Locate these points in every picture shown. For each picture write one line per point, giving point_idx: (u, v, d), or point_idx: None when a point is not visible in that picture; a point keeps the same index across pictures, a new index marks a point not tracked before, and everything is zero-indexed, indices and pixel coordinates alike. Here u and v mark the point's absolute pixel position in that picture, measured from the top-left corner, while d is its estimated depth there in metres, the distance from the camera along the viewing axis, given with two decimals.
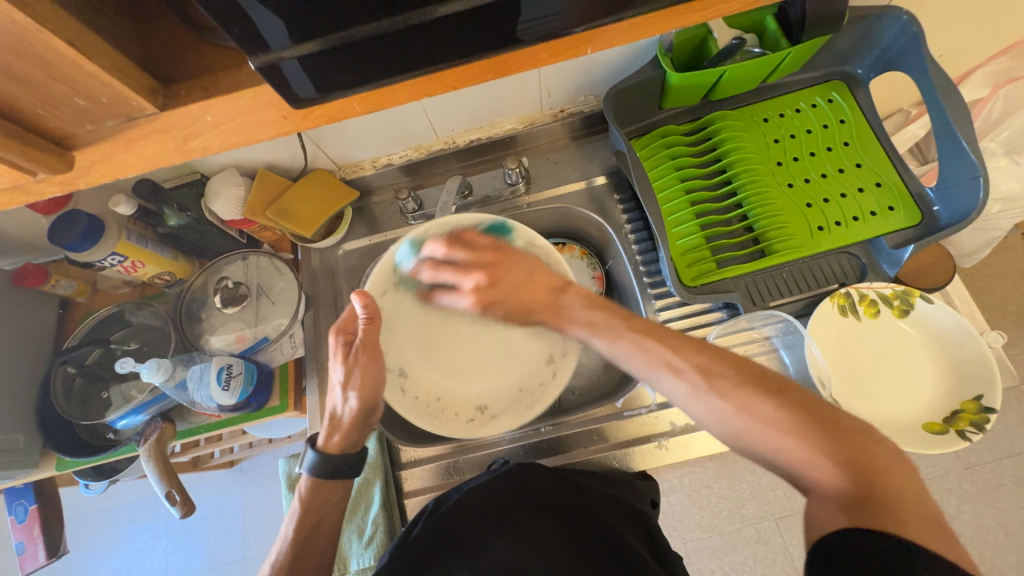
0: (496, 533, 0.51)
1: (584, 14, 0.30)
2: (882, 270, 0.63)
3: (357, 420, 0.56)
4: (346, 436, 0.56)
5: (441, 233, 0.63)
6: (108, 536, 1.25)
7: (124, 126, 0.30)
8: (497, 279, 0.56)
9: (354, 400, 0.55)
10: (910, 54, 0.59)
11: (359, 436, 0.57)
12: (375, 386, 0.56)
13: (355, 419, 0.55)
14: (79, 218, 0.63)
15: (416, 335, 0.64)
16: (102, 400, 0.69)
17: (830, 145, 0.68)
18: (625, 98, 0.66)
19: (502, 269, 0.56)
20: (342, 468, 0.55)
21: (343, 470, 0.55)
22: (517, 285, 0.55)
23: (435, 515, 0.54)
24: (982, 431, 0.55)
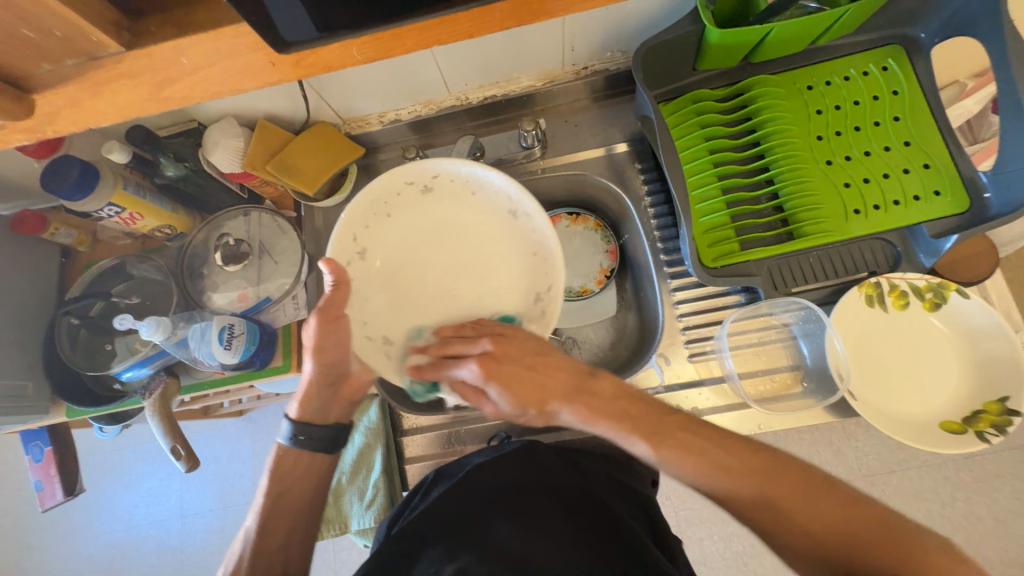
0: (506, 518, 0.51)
1: None
2: (917, 260, 0.59)
3: (317, 385, 0.57)
4: (307, 404, 0.57)
5: (393, 192, 0.61)
6: (126, 473, 1.31)
7: (86, 65, 0.28)
8: (506, 357, 0.54)
9: (311, 365, 0.56)
10: (985, 16, 0.52)
11: (326, 408, 0.58)
12: (334, 354, 0.56)
13: (312, 386, 0.56)
14: (72, 164, 0.60)
15: (393, 299, 0.62)
16: (106, 352, 0.69)
17: (877, 119, 0.61)
18: (656, 56, 0.60)
19: (506, 346, 0.54)
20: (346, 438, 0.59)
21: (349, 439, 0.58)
22: (522, 371, 0.53)
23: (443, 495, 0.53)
24: (1003, 434, 0.53)
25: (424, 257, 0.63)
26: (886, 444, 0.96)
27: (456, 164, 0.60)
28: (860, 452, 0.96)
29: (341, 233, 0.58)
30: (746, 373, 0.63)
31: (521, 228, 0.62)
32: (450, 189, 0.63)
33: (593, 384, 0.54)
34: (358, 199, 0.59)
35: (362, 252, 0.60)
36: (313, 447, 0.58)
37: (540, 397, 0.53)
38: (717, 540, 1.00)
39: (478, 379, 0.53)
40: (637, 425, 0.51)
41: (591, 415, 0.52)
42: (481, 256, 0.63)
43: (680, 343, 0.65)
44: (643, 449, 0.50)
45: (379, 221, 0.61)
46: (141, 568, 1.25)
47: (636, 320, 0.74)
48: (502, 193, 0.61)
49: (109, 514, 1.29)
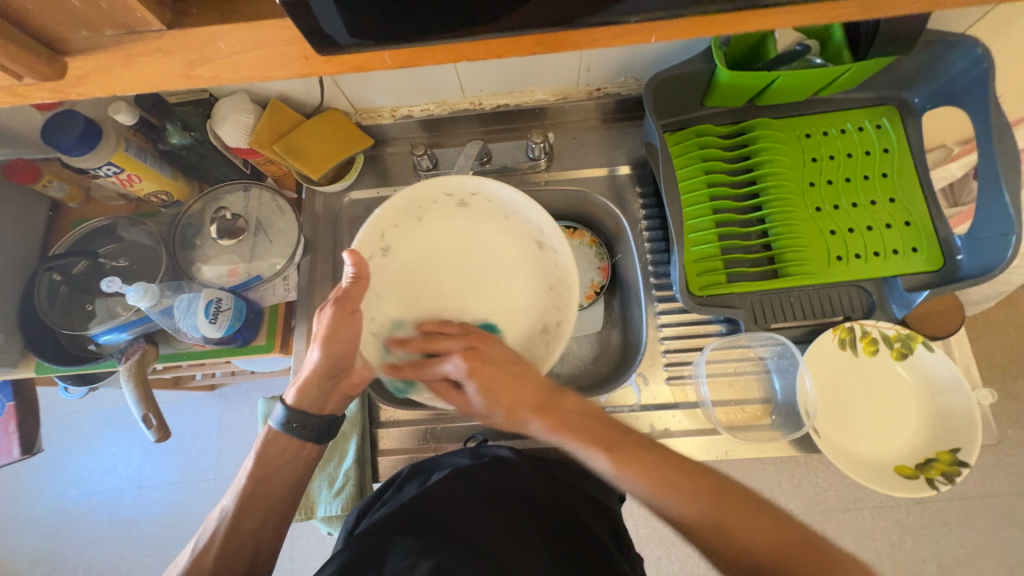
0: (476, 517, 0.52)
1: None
2: (890, 310, 0.62)
3: (318, 375, 0.56)
4: (306, 391, 0.57)
5: (430, 198, 0.62)
6: (85, 437, 1.28)
7: (124, 38, 0.29)
8: (485, 357, 0.55)
9: (317, 354, 0.55)
10: (974, 91, 0.56)
11: (323, 399, 0.59)
12: (342, 347, 0.55)
13: (315, 375, 0.56)
14: (76, 120, 0.59)
15: (405, 298, 0.63)
16: (85, 312, 0.68)
17: (868, 174, 0.65)
18: (668, 87, 0.62)
19: (488, 347, 0.56)
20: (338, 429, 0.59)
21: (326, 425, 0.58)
22: (499, 373, 0.55)
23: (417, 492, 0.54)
24: (951, 482, 0.56)
25: (445, 263, 0.65)
26: (844, 483, 1.00)
27: (499, 190, 0.60)
28: (819, 488, 1.00)
29: (371, 230, 0.58)
30: (719, 401, 0.66)
31: (543, 260, 0.63)
32: (486, 208, 0.63)
33: (561, 398, 0.55)
34: (395, 199, 0.59)
35: (385, 249, 0.61)
36: (307, 435, 0.57)
37: (511, 403, 0.54)
38: (674, 560, 1.02)
39: (460, 373, 0.54)
40: (597, 439, 0.52)
41: (556, 426, 0.53)
42: (501, 278, 0.65)
43: (660, 364, 0.67)
44: (602, 463, 0.51)
45: (409, 223, 0.62)
46: (89, 536, 1.21)
47: (620, 338, 0.76)
48: (534, 224, 0.61)
49: (62, 477, 1.26)
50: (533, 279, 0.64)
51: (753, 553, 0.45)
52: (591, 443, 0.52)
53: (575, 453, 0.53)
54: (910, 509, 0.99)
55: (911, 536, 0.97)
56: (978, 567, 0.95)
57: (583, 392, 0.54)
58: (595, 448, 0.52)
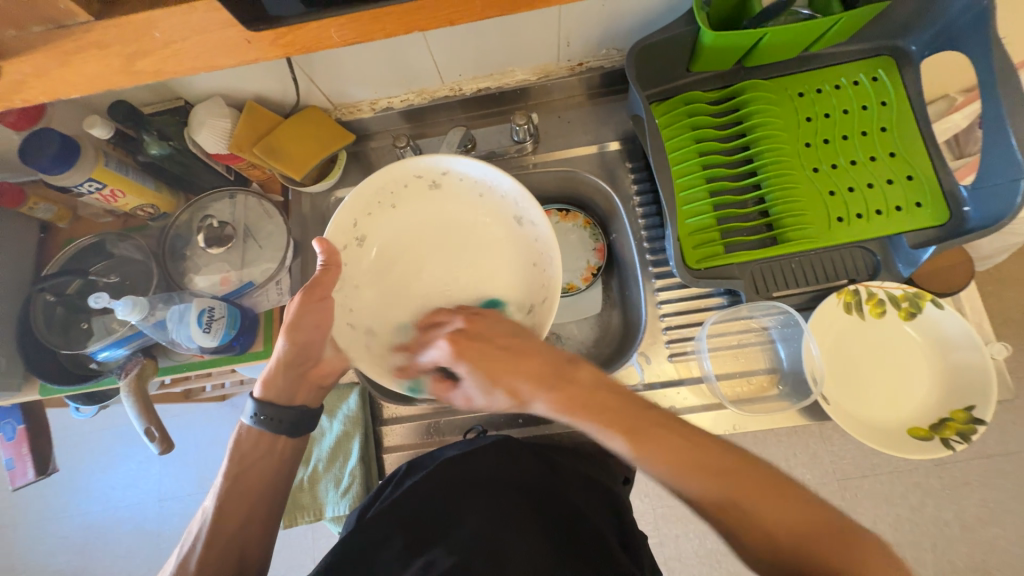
0: (473, 511, 0.50)
1: None
2: (896, 269, 0.60)
3: (284, 365, 0.57)
4: (272, 383, 0.57)
5: (400, 182, 0.62)
6: (104, 454, 1.30)
7: (55, 34, 0.28)
8: (476, 332, 0.53)
9: (283, 343, 0.56)
10: (973, 31, 0.53)
11: (291, 390, 0.59)
12: (307, 334, 0.56)
13: (280, 366, 0.57)
14: (52, 137, 0.59)
15: (383, 294, 0.61)
16: (82, 330, 0.68)
17: (865, 129, 0.62)
18: (650, 55, 0.60)
19: (479, 326, 0.54)
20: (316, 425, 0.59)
21: None
22: (492, 351, 0.51)
23: (411, 492, 0.53)
24: (967, 441, 0.55)
25: (421, 251, 0.63)
26: (861, 449, 0.98)
27: (470, 166, 0.61)
28: (836, 457, 0.98)
29: (340, 217, 0.59)
30: (724, 375, 0.64)
31: (523, 238, 0.62)
32: (458, 187, 0.63)
33: (573, 371, 0.50)
34: (365, 185, 0.60)
35: (361, 239, 0.61)
36: (277, 428, 0.57)
37: (509, 378, 0.50)
38: (692, 538, 1.01)
39: (448, 357, 0.52)
40: (618, 419, 0.47)
41: (567, 405, 0.48)
42: (477, 257, 0.63)
43: (661, 342, 0.66)
44: (622, 446, 0.47)
45: (383, 210, 0.62)
46: (117, 550, 1.24)
47: (621, 319, 0.75)
48: (511, 199, 0.61)
49: (84, 494, 1.28)
50: (512, 264, 0.63)
51: (739, 527, 0.44)
52: (605, 421, 0.47)
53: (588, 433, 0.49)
54: (930, 472, 0.97)
55: (932, 498, 0.95)
56: (1002, 525, 0.94)
57: (586, 368, 0.50)
58: (612, 429, 0.47)
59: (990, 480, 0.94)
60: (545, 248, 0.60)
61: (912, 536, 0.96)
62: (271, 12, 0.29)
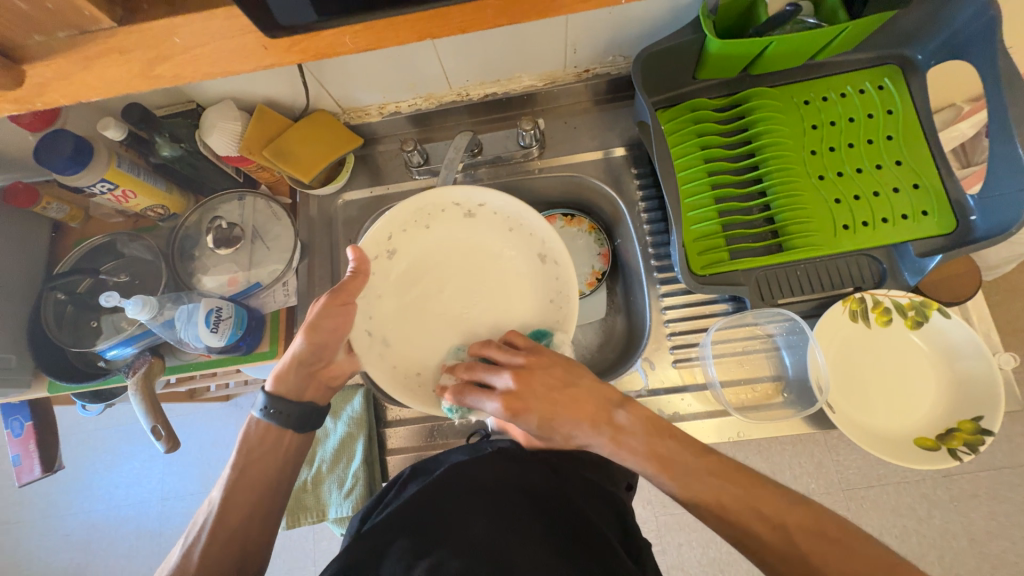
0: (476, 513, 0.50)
1: None
2: (902, 277, 0.60)
3: (297, 362, 0.57)
4: (286, 375, 0.57)
5: (438, 206, 0.63)
6: (109, 452, 1.31)
7: (79, 40, 0.29)
8: (526, 385, 0.51)
9: (300, 342, 0.56)
10: (979, 40, 0.53)
11: (302, 386, 0.59)
12: (325, 336, 0.56)
13: (293, 362, 0.57)
14: (67, 138, 0.60)
15: (403, 310, 0.62)
16: (92, 329, 0.69)
17: (871, 138, 0.62)
18: (656, 62, 0.60)
19: (530, 379, 0.52)
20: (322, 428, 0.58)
21: None
22: (547, 404, 0.51)
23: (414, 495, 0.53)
24: (974, 452, 0.54)
25: (445, 272, 0.64)
26: (867, 460, 0.97)
27: (510, 203, 0.61)
28: (841, 466, 0.97)
29: (376, 232, 0.60)
30: (728, 381, 0.64)
31: (545, 275, 0.63)
32: (492, 220, 0.63)
33: (620, 417, 0.52)
34: (405, 203, 0.61)
35: (391, 252, 0.62)
36: (283, 421, 0.57)
37: (566, 425, 0.51)
38: (695, 546, 1.01)
39: (502, 416, 0.51)
40: (666, 462, 0.49)
41: (617, 449, 0.51)
42: (501, 287, 0.64)
43: (666, 348, 0.66)
44: (669, 486, 0.49)
45: (417, 229, 0.63)
46: (119, 548, 1.24)
47: (625, 324, 0.75)
48: (539, 236, 0.61)
49: (89, 492, 1.29)
50: (532, 291, 0.63)
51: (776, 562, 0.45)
52: (645, 463, 0.50)
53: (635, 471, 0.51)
54: (937, 482, 0.96)
55: (940, 510, 0.94)
56: (1012, 539, 0.93)
57: (630, 412, 0.52)
58: (658, 471, 0.49)
59: (999, 492, 0.93)
60: (563, 282, 0.61)
61: (919, 548, 0.94)
62: (281, 21, 0.29)
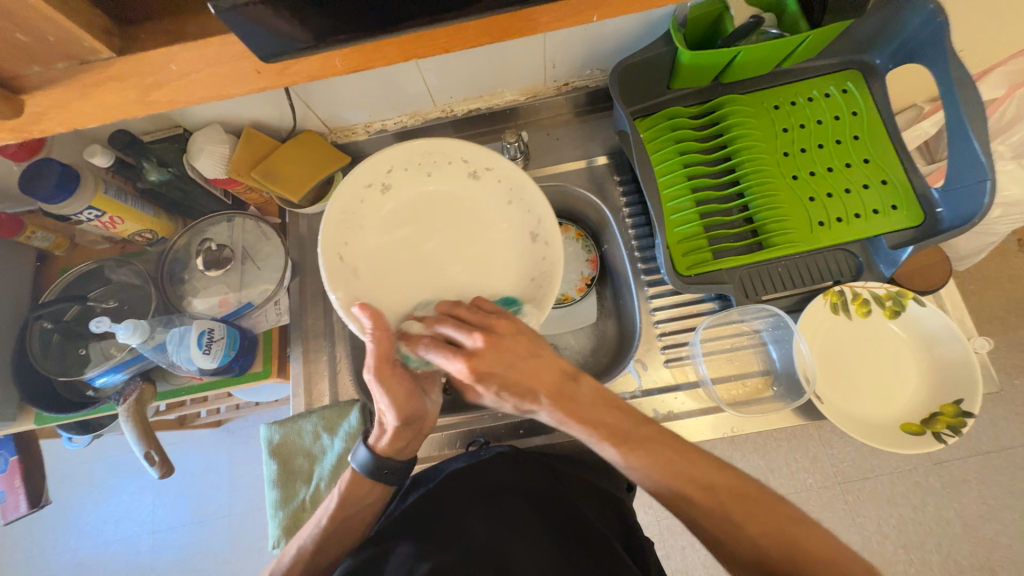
0: (478, 518, 0.50)
1: None
2: (877, 270, 0.62)
3: (400, 428, 0.55)
4: (395, 442, 0.56)
5: (446, 158, 0.63)
6: (95, 486, 1.27)
7: (76, 70, 0.28)
8: (496, 346, 0.51)
9: (392, 412, 0.53)
10: (931, 44, 0.57)
11: (408, 446, 0.57)
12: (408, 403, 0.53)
13: (398, 429, 0.55)
14: (53, 167, 0.60)
15: (385, 248, 0.62)
16: (80, 357, 0.68)
17: (839, 138, 0.65)
18: (632, 74, 0.63)
19: (501, 343, 0.51)
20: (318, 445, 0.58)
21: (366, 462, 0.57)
22: (513, 369, 0.51)
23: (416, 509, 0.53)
24: (957, 434, 0.56)
25: (433, 221, 0.64)
26: (859, 451, 0.99)
27: (511, 170, 0.62)
28: (835, 459, 0.99)
29: (378, 160, 0.61)
30: (719, 378, 0.66)
31: (532, 253, 0.63)
32: (494, 187, 0.64)
33: (574, 388, 0.52)
34: (411, 146, 0.62)
35: (385, 187, 0.63)
36: (390, 481, 0.56)
37: (525, 392, 0.51)
38: (697, 548, 1.01)
39: (463, 376, 0.50)
40: (610, 429, 0.50)
41: (569, 417, 0.51)
42: (484, 252, 0.63)
43: (657, 348, 0.67)
44: (612, 454, 0.50)
45: (417, 172, 0.63)
46: None
47: (616, 327, 0.76)
48: (536, 213, 0.62)
49: (75, 529, 1.24)
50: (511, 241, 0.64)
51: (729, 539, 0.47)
52: (600, 434, 0.50)
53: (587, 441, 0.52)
54: (928, 471, 0.98)
55: (933, 498, 0.96)
56: (1004, 522, 0.95)
57: (587, 384, 0.53)
58: (604, 438, 0.50)
59: (988, 477, 0.95)
60: (547, 253, 0.61)
61: (916, 537, 0.96)
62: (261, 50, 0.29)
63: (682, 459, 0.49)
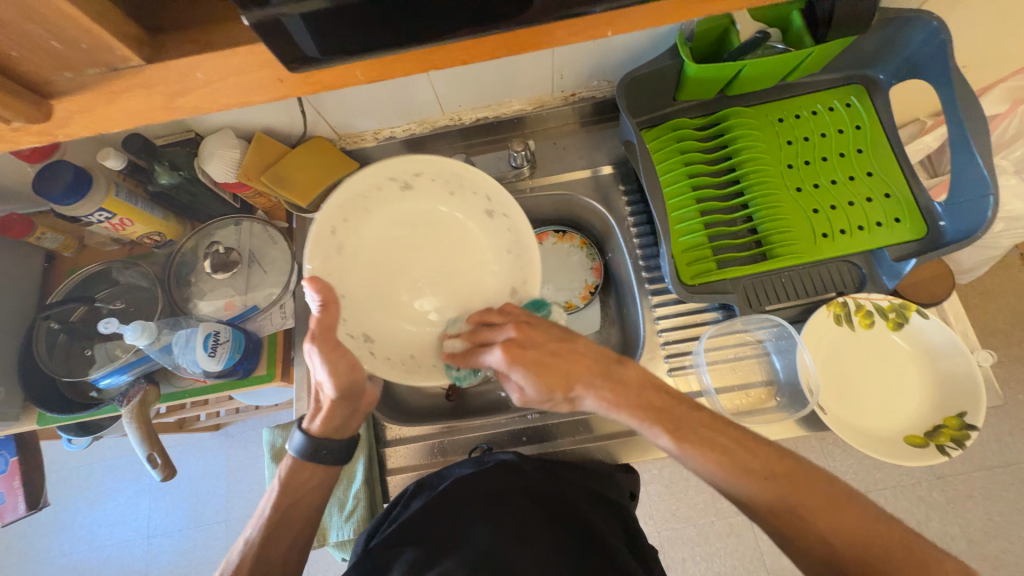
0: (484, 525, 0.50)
1: None
2: (881, 282, 0.63)
3: (337, 403, 0.55)
4: (331, 420, 0.56)
5: (473, 188, 0.61)
6: (92, 489, 1.26)
7: (106, 76, 0.29)
8: (529, 336, 0.54)
9: (329, 387, 0.53)
10: (935, 61, 0.58)
11: (347, 423, 0.57)
12: (347, 378, 0.53)
13: (334, 404, 0.55)
14: (66, 169, 0.61)
15: (380, 243, 0.61)
16: (85, 358, 0.68)
17: (842, 151, 0.66)
18: (639, 86, 0.64)
19: (529, 332, 0.54)
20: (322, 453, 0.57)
21: (326, 454, 0.56)
22: (547, 356, 0.53)
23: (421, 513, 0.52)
24: (961, 447, 0.56)
25: (432, 239, 0.63)
26: (862, 464, 0.98)
27: (524, 225, 0.59)
28: (837, 472, 0.98)
29: (410, 160, 0.58)
30: (722, 388, 0.66)
31: (505, 305, 0.62)
32: (497, 232, 0.62)
33: (621, 371, 0.53)
34: (447, 165, 0.59)
35: (403, 186, 0.61)
36: (329, 460, 0.57)
37: (566, 383, 0.53)
38: (698, 561, 1.00)
39: (502, 365, 0.53)
40: (662, 416, 0.51)
41: (617, 402, 0.52)
42: (466, 287, 0.63)
43: (661, 357, 0.67)
44: (666, 442, 0.50)
45: (440, 189, 0.62)
46: None
47: (619, 335, 0.76)
48: (524, 271, 0.61)
49: (71, 532, 1.23)
50: (495, 264, 0.63)
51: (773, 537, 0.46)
52: (649, 417, 0.51)
53: (640, 429, 0.52)
54: (932, 485, 0.98)
55: (938, 513, 0.95)
56: (1009, 539, 0.94)
57: (632, 367, 0.54)
58: (657, 426, 0.50)
59: (992, 492, 0.95)
60: (525, 291, 0.61)
61: None
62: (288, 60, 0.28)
63: (735, 446, 0.48)
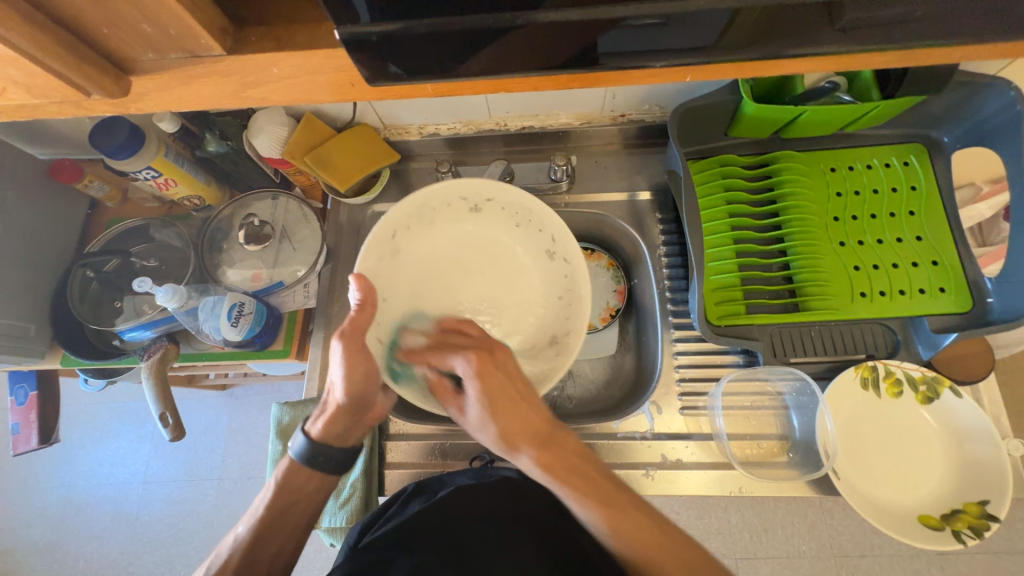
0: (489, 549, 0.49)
1: (677, 44, 0.28)
2: (915, 350, 0.60)
3: (342, 411, 0.55)
4: (331, 425, 0.55)
5: (539, 225, 0.61)
6: (98, 429, 1.30)
7: (186, 61, 0.30)
8: (497, 362, 0.53)
9: (341, 391, 0.53)
10: (1007, 132, 0.55)
11: (347, 433, 0.57)
12: (361, 386, 0.53)
13: (338, 412, 0.55)
14: (122, 125, 0.62)
15: (438, 255, 0.63)
16: (113, 308, 0.70)
17: (894, 211, 0.64)
18: (692, 117, 0.63)
19: (501, 354, 0.54)
20: (313, 459, 0.54)
21: (322, 463, 0.55)
22: (506, 389, 0.52)
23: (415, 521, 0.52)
24: (980, 537, 0.54)
25: (491, 268, 0.64)
26: (861, 527, 0.95)
27: (580, 278, 0.59)
28: (835, 532, 0.95)
29: (485, 184, 0.60)
30: (735, 434, 0.64)
31: (542, 350, 0.62)
32: (553, 273, 0.63)
33: (560, 436, 0.53)
34: (519, 198, 0.60)
35: (473, 207, 0.62)
36: (325, 468, 0.55)
37: (510, 418, 0.52)
38: None
39: (465, 371, 0.52)
40: (592, 488, 0.50)
41: (552, 466, 0.51)
42: (514, 323, 0.63)
43: (675, 393, 0.66)
44: (592, 516, 0.49)
45: (510, 219, 0.62)
46: (92, 528, 1.22)
47: (634, 362, 0.75)
48: (571, 326, 0.60)
49: (72, 467, 1.28)
50: (540, 290, 0.64)
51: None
52: (582, 490, 0.50)
53: (565, 499, 0.51)
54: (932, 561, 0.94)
55: None
56: None
57: (571, 435, 0.54)
58: (587, 499, 0.49)
59: None
60: (570, 331, 0.60)
61: None
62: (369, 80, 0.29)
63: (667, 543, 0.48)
